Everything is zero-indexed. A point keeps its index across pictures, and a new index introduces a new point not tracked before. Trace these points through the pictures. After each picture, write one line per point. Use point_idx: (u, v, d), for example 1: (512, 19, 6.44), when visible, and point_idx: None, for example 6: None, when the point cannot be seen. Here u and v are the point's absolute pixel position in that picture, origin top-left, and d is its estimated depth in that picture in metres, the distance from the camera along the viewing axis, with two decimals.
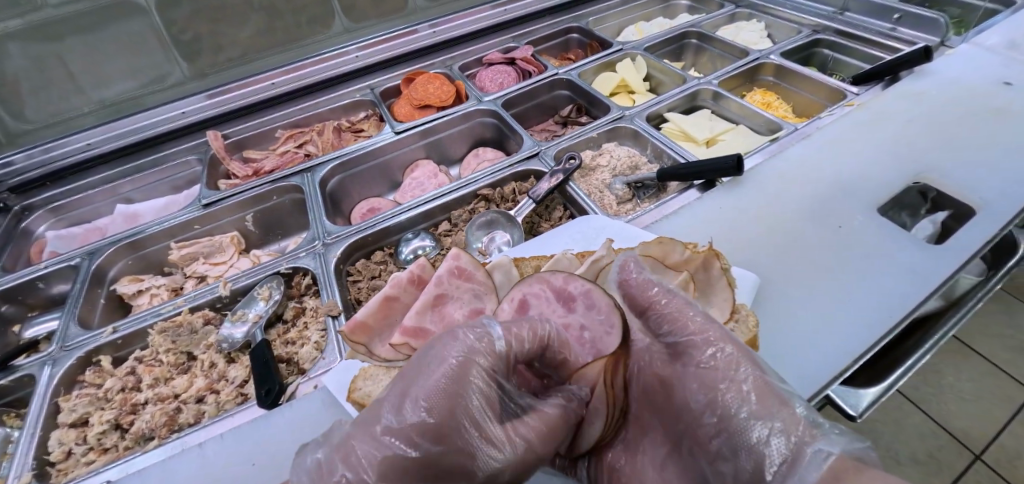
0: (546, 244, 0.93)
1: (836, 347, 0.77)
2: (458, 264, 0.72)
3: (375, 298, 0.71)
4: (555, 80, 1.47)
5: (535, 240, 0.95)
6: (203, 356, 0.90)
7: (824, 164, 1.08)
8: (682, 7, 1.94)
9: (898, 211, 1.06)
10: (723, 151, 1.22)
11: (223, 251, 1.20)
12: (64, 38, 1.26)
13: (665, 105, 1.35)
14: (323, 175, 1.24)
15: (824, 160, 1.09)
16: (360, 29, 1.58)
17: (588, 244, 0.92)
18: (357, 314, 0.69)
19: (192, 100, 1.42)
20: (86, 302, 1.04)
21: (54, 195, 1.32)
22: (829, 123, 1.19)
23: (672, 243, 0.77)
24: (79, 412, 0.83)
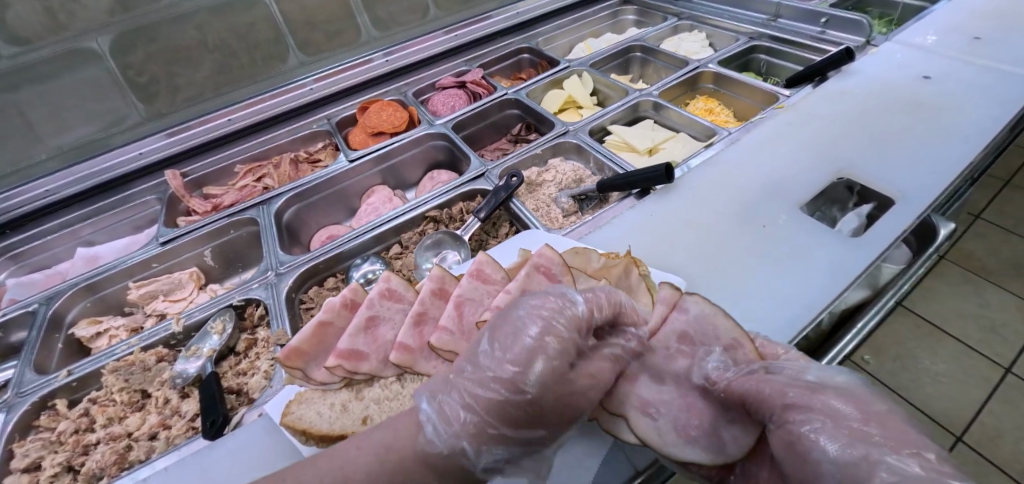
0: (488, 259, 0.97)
1: None
2: (388, 286, 0.77)
3: (308, 325, 0.74)
4: (504, 100, 1.52)
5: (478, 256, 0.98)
6: (158, 393, 0.91)
7: (753, 168, 1.13)
8: (629, 21, 2.01)
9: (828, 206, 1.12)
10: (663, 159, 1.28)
11: (182, 288, 1.22)
12: (18, 88, 1.30)
13: (608, 118, 1.41)
14: (278, 207, 1.26)
15: (754, 164, 1.14)
16: (315, 61, 1.65)
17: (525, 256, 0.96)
18: (291, 340, 0.71)
19: (148, 141, 1.45)
20: (42, 348, 1.05)
21: (14, 242, 1.33)
22: (760, 127, 1.25)
23: (588, 253, 0.86)
24: (32, 457, 0.84)
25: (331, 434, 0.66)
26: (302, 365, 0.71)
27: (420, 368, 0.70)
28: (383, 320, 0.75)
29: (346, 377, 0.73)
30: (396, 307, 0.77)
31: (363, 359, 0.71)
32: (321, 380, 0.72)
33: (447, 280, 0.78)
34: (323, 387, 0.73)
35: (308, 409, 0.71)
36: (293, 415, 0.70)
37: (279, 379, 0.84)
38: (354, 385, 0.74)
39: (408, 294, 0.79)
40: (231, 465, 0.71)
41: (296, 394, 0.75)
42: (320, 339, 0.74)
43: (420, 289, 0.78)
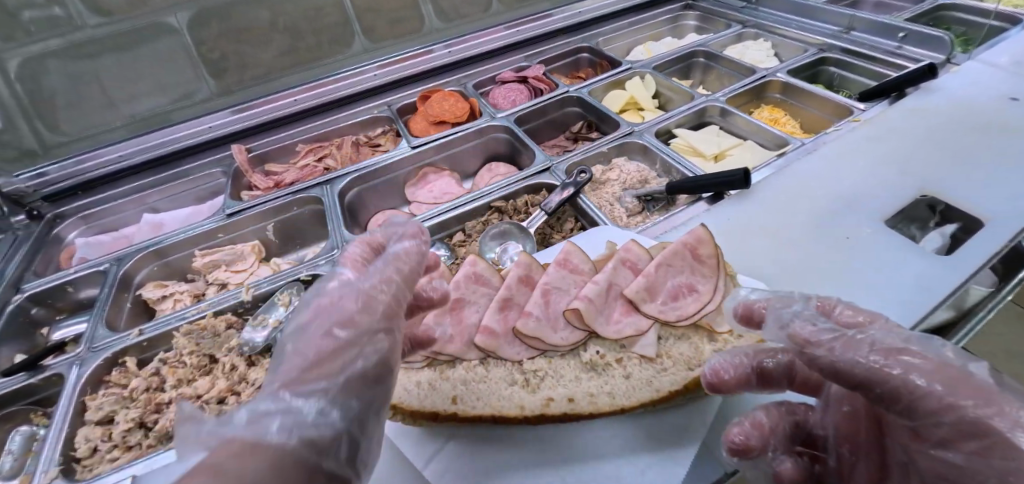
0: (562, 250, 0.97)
1: None
2: (474, 270, 0.80)
3: None
4: (565, 97, 1.51)
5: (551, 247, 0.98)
6: (225, 359, 0.93)
7: (831, 179, 1.09)
8: (690, 27, 1.98)
9: (907, 225, 1.07)
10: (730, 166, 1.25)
11: (244, 259, 1.24)
12: (98, 56, 1.36)
13: (674, 121, 1.39)
14: (341, 188, 1.27)
15: (831, 176, 1.10)
16: (378, 48, 1.67)
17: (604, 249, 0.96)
18: None
19: (218, 115, 1.50)
20: (114, 306, 1.08)
21: (84, 204, 1.37)
22: (835, 139, 1.21)
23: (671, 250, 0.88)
24: (105, 410, 0.86)
25: (422, 411, 0.68)
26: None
27: (503, 353, 0.74)
28: (467, 302, 0.77)
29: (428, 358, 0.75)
30: (486, 290, 0.80)
31: (446, 341, 0.73)
32: (404, 358, 0.74)
33: (534, 269, 0.81)
34: (405, 365, 0.76)
35: (394, 385, 0.73)
36: None
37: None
38: (437, 365, 0.76)
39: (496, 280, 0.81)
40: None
41: None
42: None
43: (507, 276, 0.80)
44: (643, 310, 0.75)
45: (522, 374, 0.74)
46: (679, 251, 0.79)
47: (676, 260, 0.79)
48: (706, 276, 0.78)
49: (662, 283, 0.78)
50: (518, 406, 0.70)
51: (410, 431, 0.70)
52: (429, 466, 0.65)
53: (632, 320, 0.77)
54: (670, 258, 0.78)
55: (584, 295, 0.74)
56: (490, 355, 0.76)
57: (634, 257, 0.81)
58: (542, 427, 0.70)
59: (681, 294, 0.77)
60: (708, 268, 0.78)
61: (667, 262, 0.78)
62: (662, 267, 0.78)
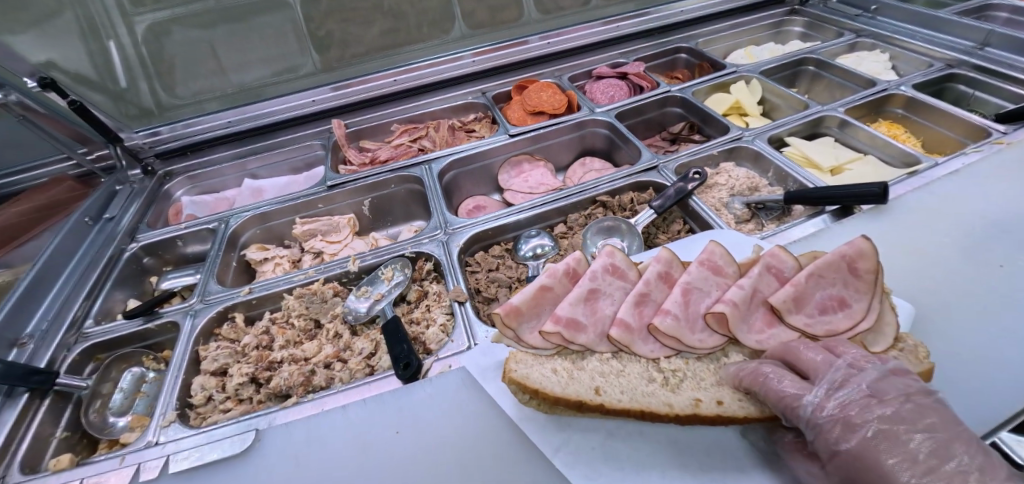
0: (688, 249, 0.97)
1: (1005, 395, 0.71)
2: (612, 262, 0.81)
3: (532, 285, 0.78)
4: (667, 97, 1.46)
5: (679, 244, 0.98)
6: (330, 326, 0.93)
7: (979, 203, 0.98)
8: (795, 33, 1.87)
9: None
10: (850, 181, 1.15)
11: (339, 231, 1.26)
12: (214, 26, 1.41)
13: (785, 129, 1.30)
14: (441, 168, 1.28)
15: (978, 200, 0.99)
16: (476, 36, 1.67)
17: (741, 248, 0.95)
18: (512, 299, 0.75)
19: (318, 91, 1.51)
20: (222, 264, 1.11)
21: (191, 164, 1.43)
22: (977, 161, 1.08)
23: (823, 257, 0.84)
24: (220, 362, 0.88)
25: (565, 398, 0.70)
26: (516, 325, 0.75)
27: (638, 348, 0.75)
28: (603, 295, 0.78)
29: (558, 346, 0.76)
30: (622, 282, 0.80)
31: (581, 331, 0.75)
32: (532, 344, 0.76)
33: (674, 265, 0.82)
34: (535, 350, 0.76)
35: (530, 369, 0.74)
36: (520, 373, 0.73)
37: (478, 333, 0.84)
38: (567, 354, 0.78)
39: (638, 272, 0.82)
40: (446, 407, 0.75)
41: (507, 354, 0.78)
42: (539, 302, 0.78)
43: (646, 271, 0.81)
44: (789, 319, 0.75)
45: (660, 372, 0.76)
46: (833, 262, 0.77)
47: (830, 272, 0.77)
48: (864, 291, 0.76)
49: (812, 294, 0.77)
50: (667, 404, 0.71)
51: (536, 418, 0.73)
52: (558, 455, 0.69)
53: (777, 331, 0.76)
54: (826, 269, 0.77)
55: (728, 298, 0.74)
56: (621, 350, 0.77)
57: (783, 263, 0.80)
58: (688, 425, 0.72)
59: (830, 308, 0.76)
60: (863, 284, 0.76)
61: (819, 273, 0.77)
62: (814, 276, 0.77)
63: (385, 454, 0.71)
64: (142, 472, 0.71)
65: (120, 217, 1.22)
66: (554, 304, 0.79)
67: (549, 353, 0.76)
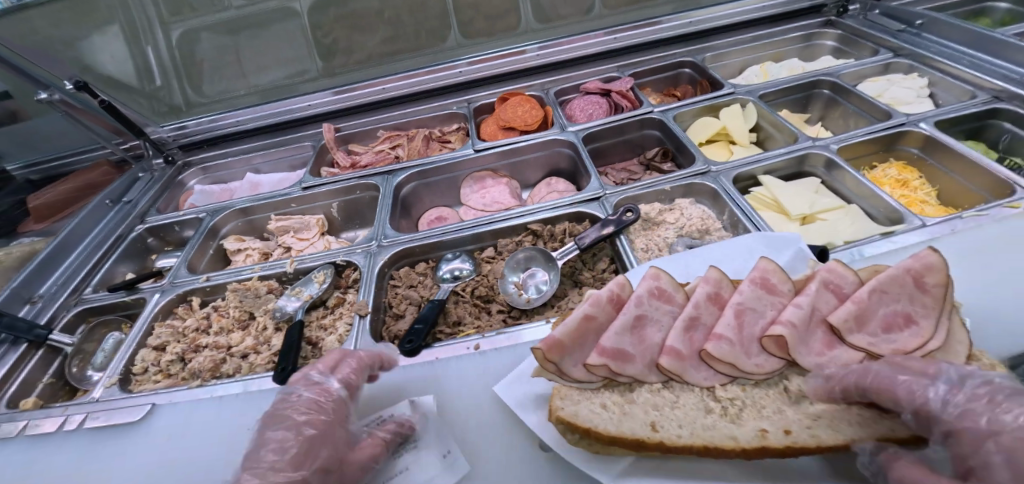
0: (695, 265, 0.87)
1: None
2: (658, 284, 0.70)
3: (573, 314, 0.67)
4: (646, 118, 1.39)
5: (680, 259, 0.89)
6: (261, 319, 1.05)
7: (950, 282, 0.83)
8: (826, 48, 1.71)
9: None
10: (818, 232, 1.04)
11: (309, 229, 1.36)
12: (237, 33, 1.58)
13: (764, 165, 1.18)
14: (399, 181, 1.33)
15: (958, 275, 0.84)
16: (472, 45, 1.69)
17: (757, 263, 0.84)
18: (554, 330, 0.65)
19: (319, 95, 1.64)
20: (199, 249, 1.27)
21: (205, 156, 1.64)
22: (975, 227, 0.90)
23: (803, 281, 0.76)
24: (162, 339, 1.02)
25: (624, 438, 0.60)
26: (559, 358, 0.65)
27: (691, 377, 0.64)
28: (651, 320, 0.67)
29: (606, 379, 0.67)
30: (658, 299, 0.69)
31: (629, 361, 0.65)
32: (578, 378, 0.66)
33: (725, 286, 0.69)
34: (579, 385, 0.67)
35: (576, 406, 0.65)
36: (567, 410, 0.64)
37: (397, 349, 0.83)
38: (614, 386, 0.68)
39: (668, 293, 0.70)
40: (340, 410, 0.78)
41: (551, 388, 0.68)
42: (580, 333, 0.67)
43: (693, 293, 0.70)
44: (853, 339, 0.64)
45: (717, 402, 0.64)
46: (897, 277, 0.67)
47: (894, 286, 0.67)
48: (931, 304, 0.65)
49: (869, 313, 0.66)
50: (731, 435, 0.60)
51: (581, 452, 0.63)
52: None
53: (840, 352, 0.64)
54: (883, 286, 0.66)
55: (786, 319, 0.63)
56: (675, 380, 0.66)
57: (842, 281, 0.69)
58: (787, 459, 0.60)
59: (897, 326, 0.65)
60: (932, 300, 0.65)
61: (882, 287, 0.66)
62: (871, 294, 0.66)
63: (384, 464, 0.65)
64: (67, 424, 0.86)
65: (136, 200, 1.45)
66: (598, 335, 0.68)
67: (596, 385, 0.67)
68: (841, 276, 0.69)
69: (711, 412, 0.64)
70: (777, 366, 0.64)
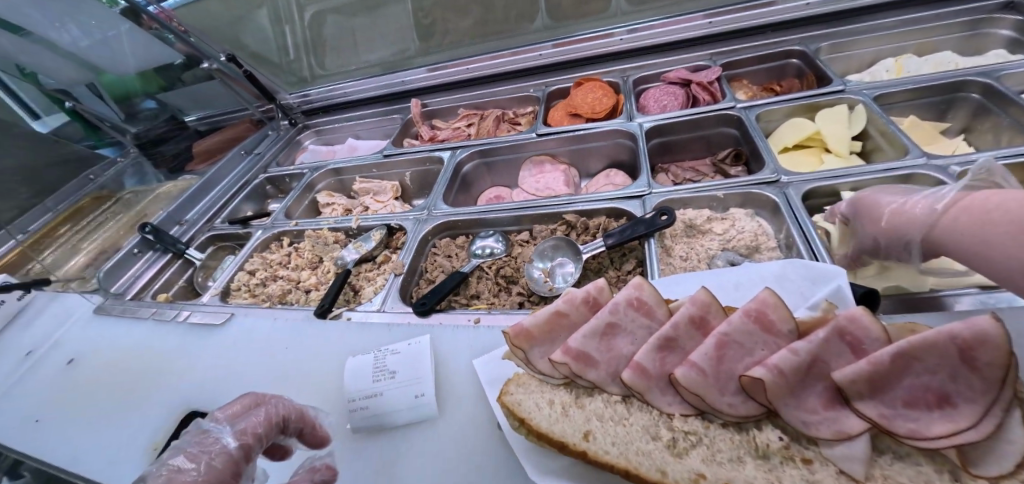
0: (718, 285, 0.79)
1: None
2: (638, 296, 0.67)
3: (546, 309, 0.71)
4: (724, 114, 1.27)
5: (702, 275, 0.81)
6: (328, 264, 1.22)
7: None
8: (999, 38, 1.37)
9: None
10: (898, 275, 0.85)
11: (385, 194, 1.51)
12: (355, 16, 1.76)
13: (852, 181, 1.00)
14: (460, 159, 1.42)
15: None
16: (560, 28, 1.66)
17: (790, 296, 0.73)
18: (526, 319, 0.69)
19: (415, 72, 1.78)
20: (297, 199, 1.52)
21: (320, 121, 1.93)
22: None
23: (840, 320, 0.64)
24: (254, 266, 1.26)
25: (553, 437, 0.62)
26: (527, 348, 0.69)
27: (652, 399, 0.62)
28: (622, 332, 0.67)
29: (567, 378, 0.69)
30: (645, 314, 0.67)
31: (591, 367, 0.65)
32: (541, 370, 0.69)
33: (713, 311, 0.64)
34: (542, 377, 0.71)
35: (526, 395, 0.69)
36: (512, 397, 0.69)
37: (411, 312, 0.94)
38: (574, 388, 0.70)
39: (657, 309, 0.68)
40: (351, 349, 0.90)
41: (513, 373, 0.74)
42: (552, 328, 0.70)
43: (677, 312, 0.66)
44: (855, 405, 0.55)
45: (669, 431, 0.62)
46: (938, 343, 0.52)
47: (931, 354, 0.53)
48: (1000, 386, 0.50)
49: (898, 381, 0.55)
50: (660, 469, 0.59)
51: (524, 444, 0.66)
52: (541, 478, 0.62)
53: (839, 415, 0.56)
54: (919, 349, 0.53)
55: (769, 362, 0.57)
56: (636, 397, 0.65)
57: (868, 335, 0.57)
58: None
59: (923, 402, 0.54)
60: (983, 383, 0.51)
61: (913, 353, 0.53)
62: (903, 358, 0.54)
63: (360, 403, 0.75)
64: (179, 316, 1.14)
65: (263, 153, 1.80)
66: (569, 333, 0.70)
67: (558, 382, 0.70)
68: (869, 328, 0.57)
69: (658, 440, 0.62)
70: (755, 411, 0.59)
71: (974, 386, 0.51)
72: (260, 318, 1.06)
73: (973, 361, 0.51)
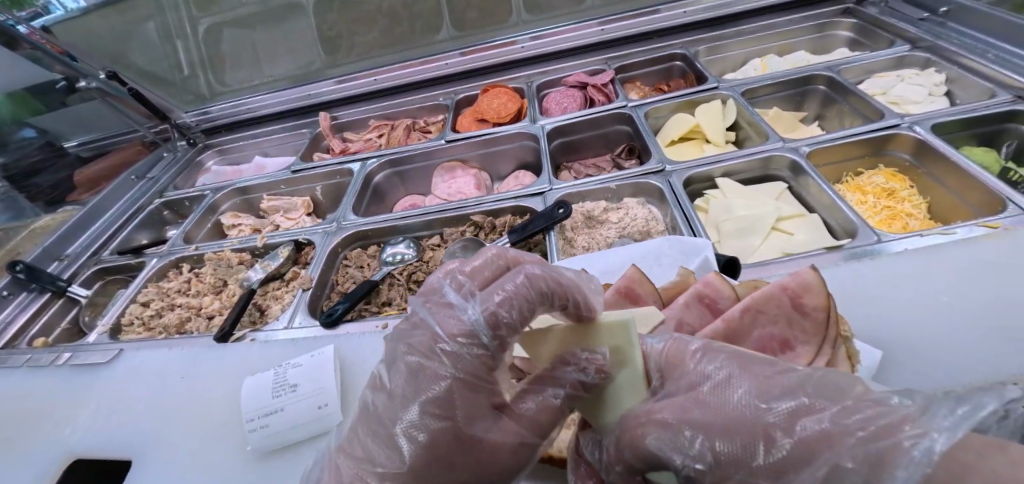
0: (600, 265, 0.86)
1: None
2: None
3: None
4: (617, 112, 1.37)
5: (587, 256, 0.89)
6: (232, 287, 1.16)
7: (875, 308, 0.78)
8: (841, 39, 1.60)
9: None
10: (764, 249, 0.97)
11: (296, 210, 1.46)
12: (256, 29, 1.70)
13: (722, 168, 1.13)
14: (370, 170, 1.42)
15: (887, 300, 0.79)
16: (465, 37, 1.71)
17: (650, 270, 0.82)
18: None
19: (323, 85, 1.75)
20: (197, 223, 1.43)
21: (223, 140, 1.82)
22: (925, 248, 0.84)
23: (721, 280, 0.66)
24: (147, 297, 1.17)
25: None
26: None
27: None
28: None
29: None
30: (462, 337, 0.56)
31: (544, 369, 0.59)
32: None
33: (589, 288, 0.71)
34: None
35: None
36: None
37: (320, 325, 0.92)
38: None
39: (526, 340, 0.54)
40: (252, 366, 0.88)
41: None
42: None
43: None
44: None
45: None
46: (775, 296, 0.61)
47: (771, 306, 0.61)
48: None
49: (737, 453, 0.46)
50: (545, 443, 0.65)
51: None
52: None
53: None
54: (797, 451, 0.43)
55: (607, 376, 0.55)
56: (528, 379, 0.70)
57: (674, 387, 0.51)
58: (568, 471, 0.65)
59: (770, 351, 0.60)
60: (814, 325, 0.59)
61: (758, 307, 0.61)
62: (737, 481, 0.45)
63: (258, 421, 0.74)
64: (58, 358, 1.03)
65: (158, 178, 1.67)
66: None
67: None
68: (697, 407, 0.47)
69: None
70: None
71: (807, 332, 0.59)
72: (152, 351, 0.99)
73: (802, 308, 0.60)
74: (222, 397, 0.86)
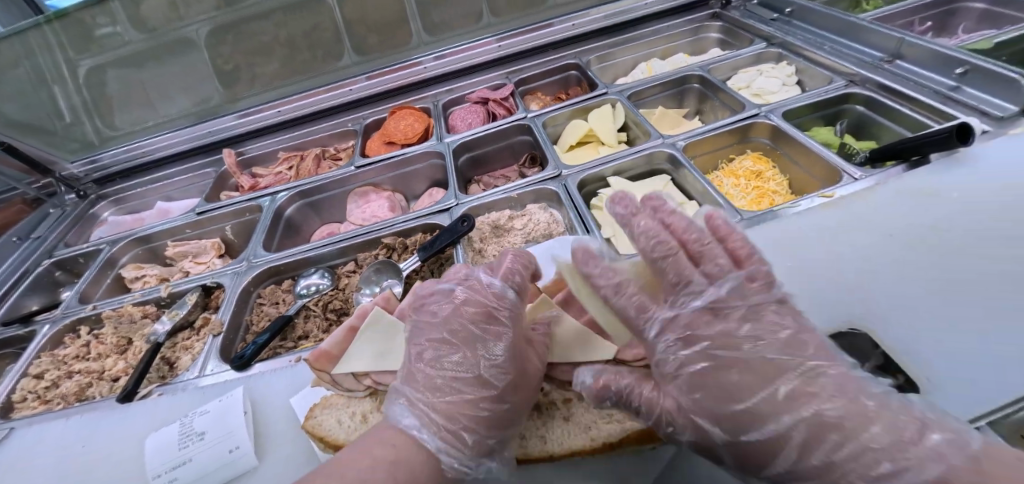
0: None
1: None
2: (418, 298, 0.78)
3: (340, 329, 0.78)
4: (517, 124, 1.45)
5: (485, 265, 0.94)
6: (137, 343, 1.11)
7: None
8: (712, 40, 1.78)
9: None
10: None
11: (205, 253, 1.40)
12: (144, 66, 1.62)
13: (611, 167, 1.23)
14: (280, 203, 1.40)
15: None
16: (367, 62, 1.73)
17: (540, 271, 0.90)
18: (323, 343, 0.75)
19: (226, 120, 1.70)
20: (94, 281, 1.34)
21: (120, 188, 1.70)
22: (777, 223, 0.97)
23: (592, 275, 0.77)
24: (39, 368, 1.09)
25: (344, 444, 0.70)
26: (330, 369, 0.74)
27: None
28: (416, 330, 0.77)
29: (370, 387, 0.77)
30: None
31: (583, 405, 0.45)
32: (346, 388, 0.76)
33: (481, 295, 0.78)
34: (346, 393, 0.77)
35: (330, 415, 0.76)
36: (315, 420, 0.75)
37: (232, 369, 0.91)
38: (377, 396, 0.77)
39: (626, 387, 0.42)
40: (160, 423, 0.85)
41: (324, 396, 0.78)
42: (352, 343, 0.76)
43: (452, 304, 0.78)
44: None
45: None
46: (637, 278, 0.73)
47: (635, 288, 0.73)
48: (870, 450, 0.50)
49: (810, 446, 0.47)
50: None
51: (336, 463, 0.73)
52: None
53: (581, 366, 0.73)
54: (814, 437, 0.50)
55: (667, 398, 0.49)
56: None
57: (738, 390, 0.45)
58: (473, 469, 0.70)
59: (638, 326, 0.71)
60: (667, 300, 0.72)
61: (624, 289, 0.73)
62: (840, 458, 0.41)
63: (166, 477, 0.72)
64: None
65: (45, 236, 1.54)
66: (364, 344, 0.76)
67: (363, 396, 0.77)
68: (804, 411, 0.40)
69: None
70: None
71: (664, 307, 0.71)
72: (47, 424, 0.92)
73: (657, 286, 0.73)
74: (128, 461, 0.82)
